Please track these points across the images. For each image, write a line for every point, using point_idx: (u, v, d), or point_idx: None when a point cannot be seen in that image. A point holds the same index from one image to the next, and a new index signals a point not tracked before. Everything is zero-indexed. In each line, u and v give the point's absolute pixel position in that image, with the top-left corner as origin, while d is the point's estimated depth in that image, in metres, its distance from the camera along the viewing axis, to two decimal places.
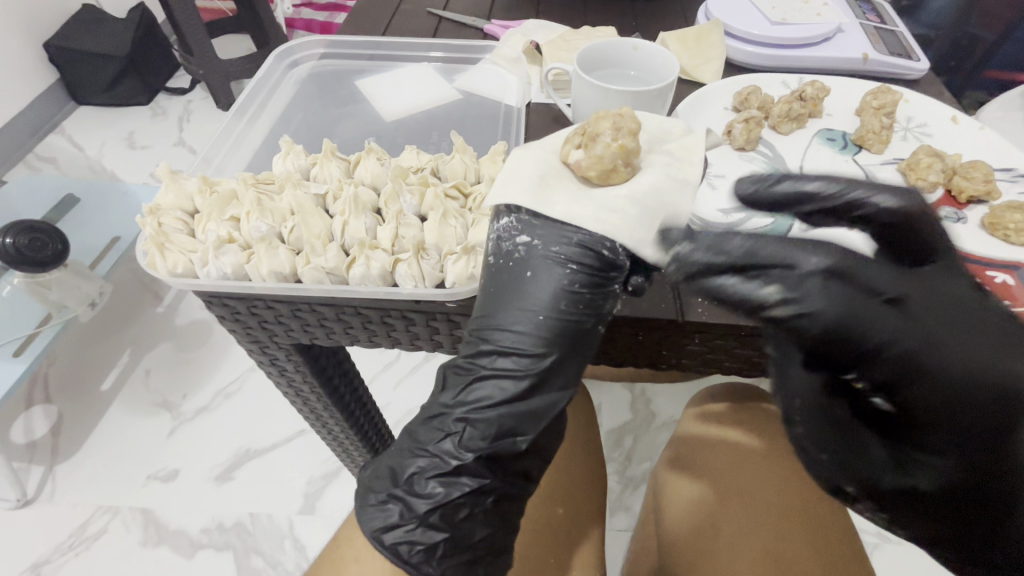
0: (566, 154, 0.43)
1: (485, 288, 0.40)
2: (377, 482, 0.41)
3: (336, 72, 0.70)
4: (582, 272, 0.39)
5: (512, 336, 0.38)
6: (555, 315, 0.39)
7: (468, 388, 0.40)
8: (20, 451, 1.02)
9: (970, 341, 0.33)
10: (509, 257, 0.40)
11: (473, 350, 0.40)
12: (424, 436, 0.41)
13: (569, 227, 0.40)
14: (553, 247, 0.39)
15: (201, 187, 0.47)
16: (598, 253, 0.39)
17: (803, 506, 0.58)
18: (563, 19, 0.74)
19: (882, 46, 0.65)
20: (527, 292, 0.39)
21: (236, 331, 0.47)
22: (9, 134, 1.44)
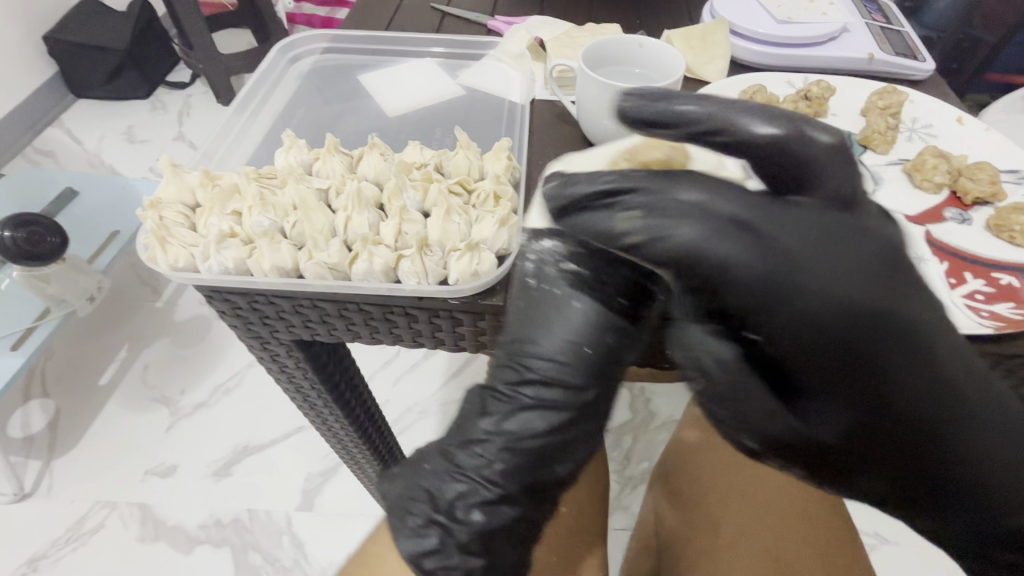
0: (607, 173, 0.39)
1: (527, 316, 0.40)
2: (414, 504, 0.41)
3: (339, 67, 0.69)
4: (628, 306, 0.38)
5: (558, 370, 0.39)
6: (600, 349, 0.38)
7: (510, 417, 0.40)
8: (18, 445, 1.02)
9: (831, 266, 0.32)
10: (552, 286, 0.39)
11: (515, 378, 0.40)
12: (463, 462, 0.40)
13: (617, 258, 0.38)
14: (599, 279, 0.38)
15: (203, 181, 0.46)
16: (645, 288, 0.38)
17: (801, 502, 0.58)
18: (567, 16, 0.73)
19: (887, 46, 0.65)
20: (573, 326, 0.38)
21: (237, 326, 0.46)
22: (7, 126, 1.43)
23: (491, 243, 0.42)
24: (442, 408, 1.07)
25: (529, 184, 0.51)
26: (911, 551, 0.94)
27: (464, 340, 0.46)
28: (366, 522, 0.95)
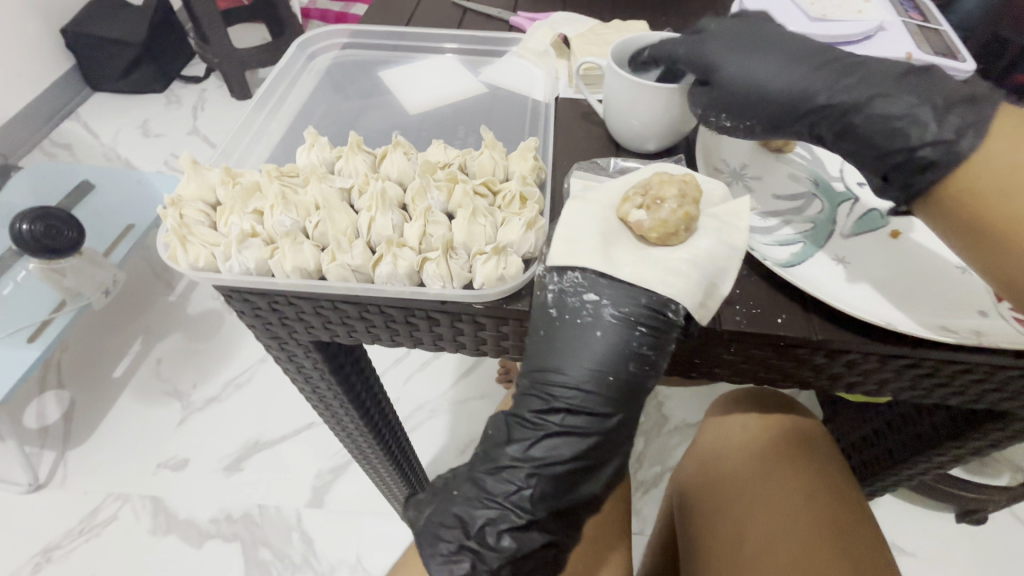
0: (627, 211, 0.41)
1: (552, 345, 0.39)
2: (446, 530, 0.41)
3: (358, 63, 0.68)
4: (653, 335, 0.38)
5: (581, 397, 0.39)
6: (622, 375, 0.39)
7: (537, 445, 0.40)
8: (33, 435, 1.03)
9: None
10: (577, 317, 0.39)
11: (542, 407, 0.40)
12: (491, 488, 0.41)
13: (637, 288, 0.38)
14: (623, 309, 0.38)
15: (223, 178, 0.45)
16: (664, 315, 0.38)
17: (830, 521, 0.56)
18: (591, 13, 0.72)
19: (926, 45, 0.62)
20: (594, 352, 0.39)
21: (255, 326, 0.46)
22: (25, 118, 1.43)
23: (517, 246, 0.41)
24: (453, 407, 1.06)
25: (553, 186, 0.50)
26: (931, 562, 0.92)
27: (486, 345, 0.45)
28: (376, 520, 0.94)
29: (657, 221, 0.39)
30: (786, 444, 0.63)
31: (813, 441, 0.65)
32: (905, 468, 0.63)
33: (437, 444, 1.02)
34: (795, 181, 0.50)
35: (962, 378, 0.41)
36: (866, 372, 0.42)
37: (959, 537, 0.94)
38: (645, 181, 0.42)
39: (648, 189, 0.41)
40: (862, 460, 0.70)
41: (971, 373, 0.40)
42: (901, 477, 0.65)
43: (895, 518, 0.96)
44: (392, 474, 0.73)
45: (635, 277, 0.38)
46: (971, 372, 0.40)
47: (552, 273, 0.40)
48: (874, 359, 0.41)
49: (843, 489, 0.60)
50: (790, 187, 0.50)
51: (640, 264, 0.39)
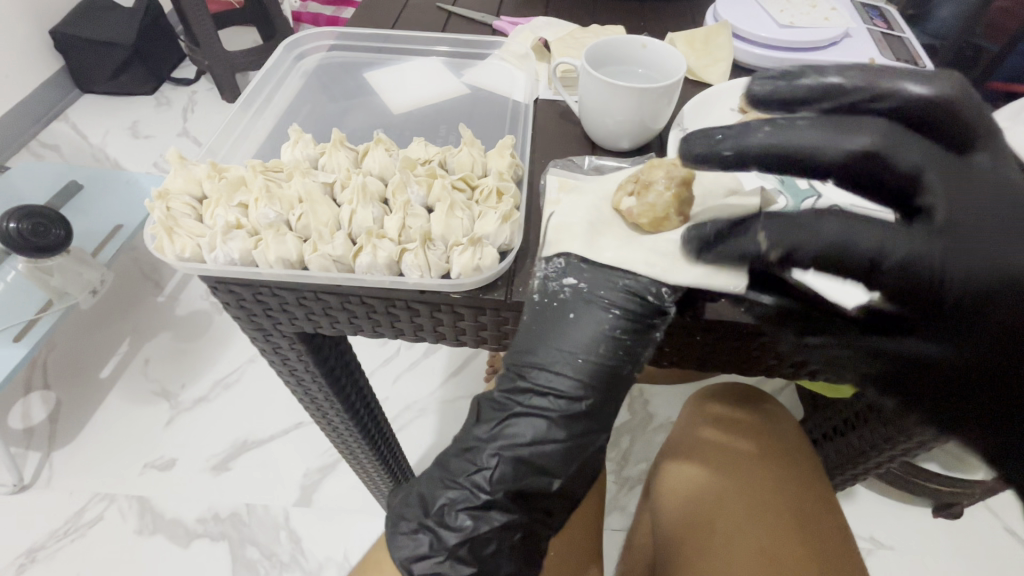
0: (621, 198, 0.44)
1: (529, 324, 0.42)
2: (408, 511, 0.44)
3: (344, 64, 0.70)
4: (625, 316, 0.40)
5: (551, 377, 0.41)
6: (594, 359, 0.41)
7: (505, 422, 0.42)
8: (18, 436, 1.02)
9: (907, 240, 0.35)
10: (556, 298, 0.42)
11: (515, 384, 0.42)
12: (455, 469, 0.42)
13: (616, 273, 0.42)
14: (600, 291, 0.41)
15: (210, 173, 0.47)
16: (642, 298, 0.41)
17: (796, 505, 0.58)
18: (572, 18, 0.74)
19: (889, 51, 0.66)
20: (570, 332, 0.41)
21: (240, 318, 0.47)
22: (13, 120, 1.44)
23: (493, 238, 0.43)
24: (441, 406, 1.07)
25: (531, 182, 0.52)
26: (906, 555, 0.94)
27: (465, 335, 0.47)
28: (365, 520, 0.95)
29: (646, 209, 0.42)
30: (766, 438, 0.65)
31: (793, 441, 0.66)
32: (873, 457, 0.66)
33: (425, 442, 1.03)
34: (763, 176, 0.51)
35: None
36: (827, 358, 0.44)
37: (933, 532, 0.96)
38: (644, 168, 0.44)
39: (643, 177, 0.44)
40: (833, 450, 0.73)
41: None
42: (871, 466, 0.68)
43: (872, 513, 0.98)
44: (377, 469, 0.74)
45: (615, 260, 0.42)
46: None
47: (543, 258, 0.44)
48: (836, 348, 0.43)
49: (815, 486, 0.61)
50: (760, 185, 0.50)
51: (623, 249, 0.42)
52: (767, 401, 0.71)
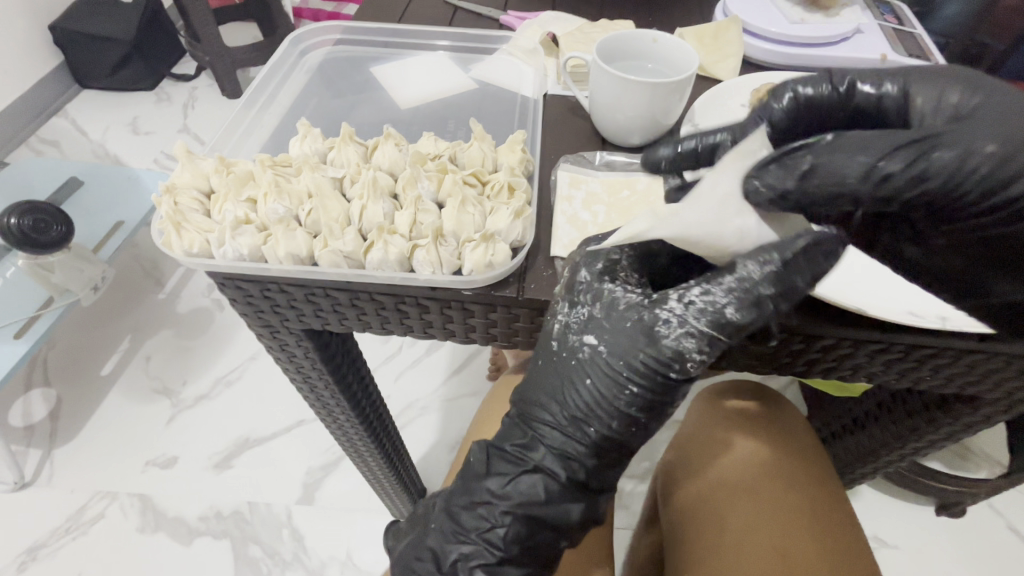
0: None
1: (547, 378, 0.41)
2: (421, 565, 0.43)
3: (350, 58, 0.69)
4: (640, 389, 0.37)
5: (560, 439, 0.40)
6: (605, 429, 0.39)
7: (514, 477, 0.41)
8: (18, 433, 1.02)
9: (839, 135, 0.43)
10: (574, 356, 0.39)
11: (528, 439, 0.41)
12: (466, 523, 0.42)
13: (638, 340, 0.37)
14: (617, 354, 0.37)
15: (217, 167, 0.46)
16: (660, 376, 0.37)
17: (815, 524, 0.56)
18: (580, 12, 0.73)
19: (900, 47, 0.66)
20: (582, 397, 0.39)
21: (247, 315, 0.47)
22: (12, 115, 1.43)
23: (505, 234, 0.42)
24: (445, 404, 1.07)
25: (541, 178, 0.52)
26: (911, 554, 0.94)
27: (475, 332, 0.46)
28: (367, 518, 0.95)
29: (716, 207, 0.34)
30: (786, 453, 0.63)
31: (812, 455, 0.64)
32: (883, 455, 0.65)
33: (428, 440, 1.03)
34: None
35: (930, 362, 0.42)
36: (841, 357, 0.43)
37: (938, 531, 0.96)
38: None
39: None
40: (843, 448, 0.72)
41: (940, 357, 0.42)
42: (881, 465, 0.68)
43: (877, 512, 0.98)
44: (383, 469, 0.74)
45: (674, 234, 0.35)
46: (939, 357, 0.42)
47: (561, 306, 0.40)
48: (850, 345, 0.42)
49: (832, 499, 0.60)
50: None
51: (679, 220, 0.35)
52: (782, 406, 0.69)
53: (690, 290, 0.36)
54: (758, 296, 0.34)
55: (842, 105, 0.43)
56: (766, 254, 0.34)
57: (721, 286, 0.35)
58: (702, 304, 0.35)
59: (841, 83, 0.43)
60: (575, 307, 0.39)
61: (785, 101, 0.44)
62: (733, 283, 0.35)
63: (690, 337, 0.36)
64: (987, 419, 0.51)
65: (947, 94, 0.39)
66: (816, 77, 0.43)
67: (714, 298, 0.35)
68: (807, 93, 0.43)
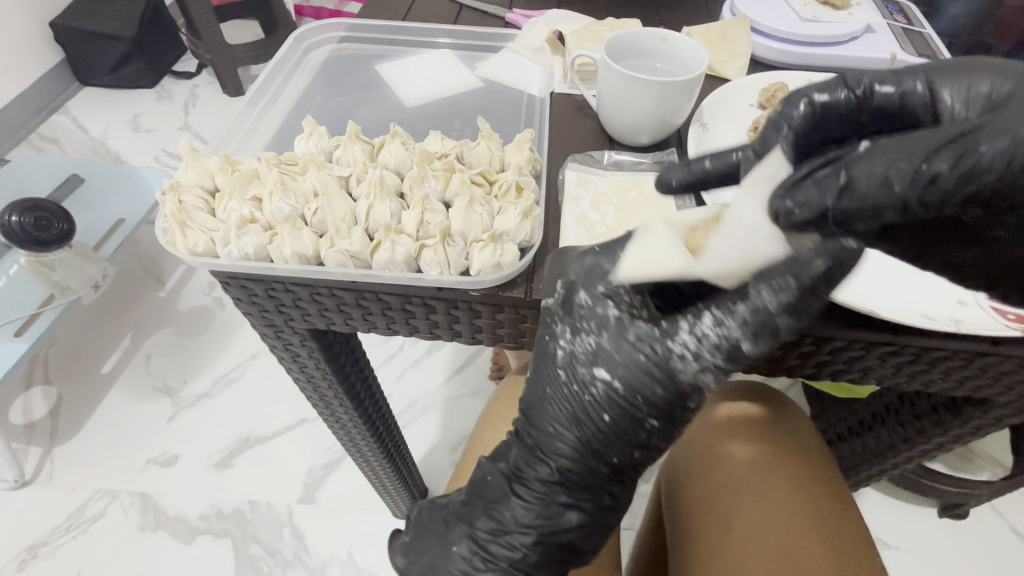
0: (702, 237, 0.33)
1: (557, 411, 0.38)
2: None
3: (355, 56, 0.69)
4: (660, 421, 0.36)
5: (577, 473, 0.39)
6: (625, 461, 0.38)
7: (543, 511, 0.40)
8: (18, 431, 1.01)
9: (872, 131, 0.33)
10: (586, 391, 0.37)
11: (548, 476, 0.39)
12: (496, 552, 0.41)
13: (653, 372, 0.35)
14: (633, 389, 0.35)
15: (222, 165, 0.46)
16: (679, 407, 0.36)
17: (824, 531, 0.55)
18: (586, 11, 0.73)
19: (910, 46, 0.65)
20: (596, 430, 0.37)
21: (252, 314, 0.46)
22: (13, 112, 1.42)
23: (513, 234, 0.42)
24: (446, 404, 1.07)
25: (549, 176, 0.51)
26: (915, 556, 0.93)
27: (482, 333, 0.46)
28: (368, 517, 0.95)
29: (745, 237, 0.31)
30: (790, 455, 0.62)
31: (814, 454, 0.63)
32: (890, 457, 0.65)
33: (430, 440, 1.02)
34: None
35: (942, 364, 0.42)
36: (851, 360, 0.43)
37: (942, 533, 0.96)
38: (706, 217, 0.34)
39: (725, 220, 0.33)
40: (849, 450, 0.72)
41: (954, 360, 0.41)
42: (887, 467, 0.67)
43: (880, 513, 0.98)
44: (386, 471, 0.74)
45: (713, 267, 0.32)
46: (952, 360, 0.41)
47: (568, 332, 0.37)
48: (860, 349, 0.42)
49: (839, 500, 0.59)
50: None
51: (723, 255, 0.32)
52: (787, 410, 0.69)
53: (701, 320, 0.33)
54: (776, 328, 0.32)
55: (860, 109, 0.37)
56: (778, 277, 0.31)
57: (736, 318, 0.32)
58: (716, 337, 0.33)
59: (860, 84, 0.37)
60: (581, 334, 0.37)
61: (803, 108, 0.37)
62: (747, 314, 0.32)
63: (709, 372, 0.34)
64: (997, 421, 0.51)
65: (974, 86, 0.35)
66: (831, 81, 0.37)
67: (729, 332, 0.32)
68: (826, 99, 0.37)
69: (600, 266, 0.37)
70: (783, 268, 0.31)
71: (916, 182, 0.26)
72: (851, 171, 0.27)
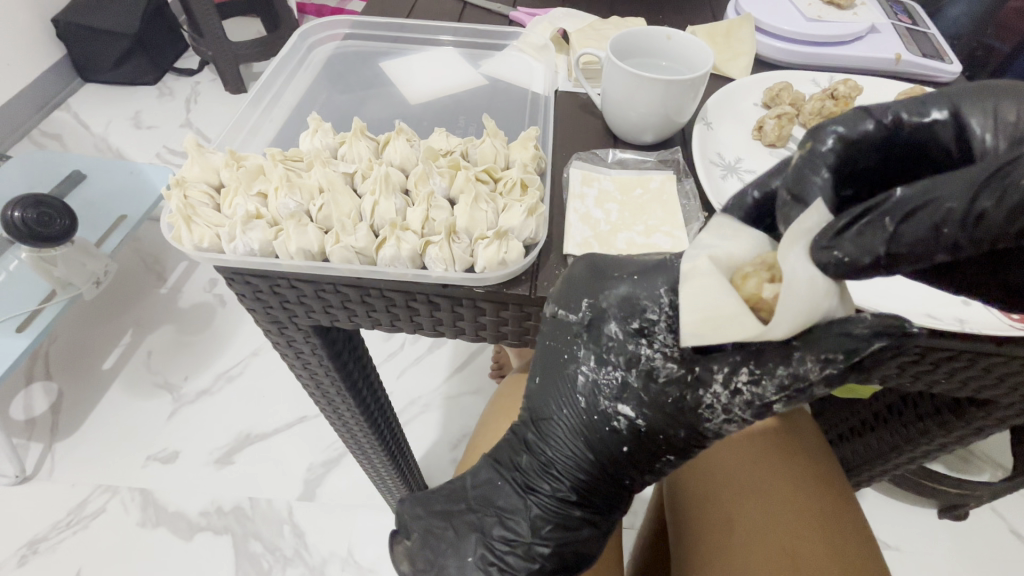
0: (755, 284, 0.29)
1: (576, 435, 0.39)
2: None
3: (360, 53, 0.69)
4: (678, 457, 0.37)
5: (589, 491, 0.41)
6: (635, 482, 0.41)
7: (562, 522, 0.41)
8: (19, 427, 1.01)
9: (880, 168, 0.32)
10: (608, 422, 0.37)
11: (564, 495, 0.41)
12: (515, 562, 0.42)
13: (678, 416, 0.35)
14: (656, 429, 0.36)
15: (227, 161, 0.46)
16: (697, 449, 0.37)
17: (830, 536, 0.55)
18: (589, 9, 0.73)
19: (915, 47, 0.65)
20: (613, 457, 0.38)
21: (256, 310, 0.46)
22: (14, 108, 1.42)
23: (518, 231, 0.42)
24: (446, 402, 1.07)
25: (553, 175, 0.51)
26: (914, 555, 0.94)
27: (485, 330, 0.46)
28: (369, 514, 0.95)
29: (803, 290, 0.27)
30: (790, 454, 0.62)
31: (814, 452, 0.64)
32: (892, 458, 0.65)
33: (430, 438, 1.02)
34: None
35: (946, 364, 0.42)
36: None
37: (941, 533, 0.96)
38: (761, 259, 0.30)
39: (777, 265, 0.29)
40: (851, 449, 0.71)
41: (957, 360, 0.41)
42: (887, 467, 0.68)
43: (879, 513, 0.98)
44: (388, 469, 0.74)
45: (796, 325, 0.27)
46: (955, 360, 0.41)
47: (596, 365, 0.37)
48: None
49: (841, 498, 0.59)
50: None
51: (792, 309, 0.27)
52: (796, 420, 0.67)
53: (737, 374, 0.32)
54: (812, 395, 0.30)
55: (883, 141, 0.33)
56: (828, 351, 0.28)
57: (773, 380, 0.30)
58: (749, 395, 0.32)
59: (881, 116, 0.33)
60: (609, 368, 0.36)
61: (828, 144, 0.31)
62: (785, 378, 0.30)
63: (734, 423, 0.34)
64: (999, 422, 0.51)
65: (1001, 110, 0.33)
66: (854, 113, 0.33)
67: (763, 393, 0.31)
68: (855, 132, 0.32)
69: (636, 299, 0.35)
70: (834, 342, 0.28)
71: (962, 221, 0.25)
72: (899, 216, 0.25)
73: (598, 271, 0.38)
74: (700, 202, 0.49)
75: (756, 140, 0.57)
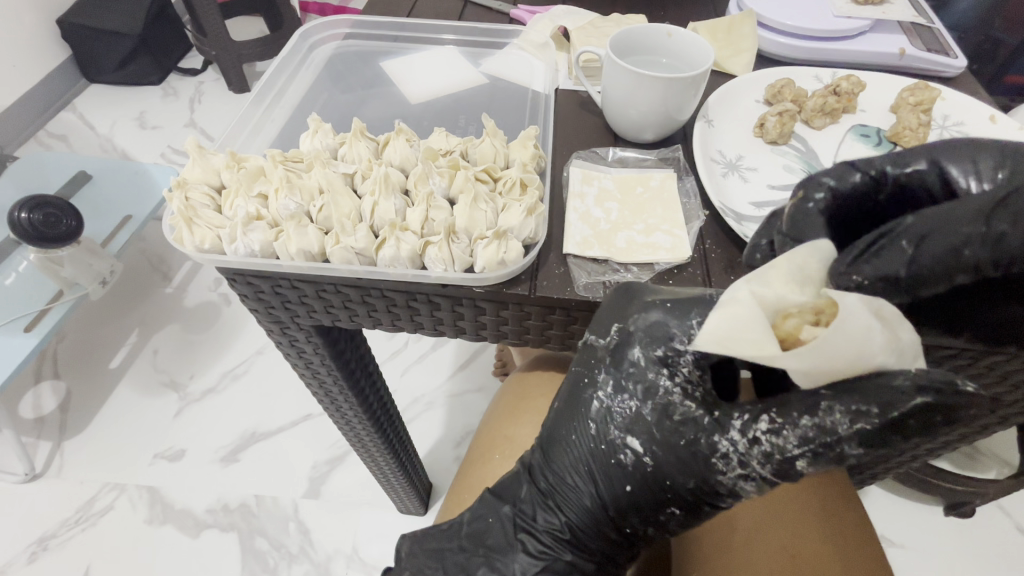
0: (796, 324, 0.27)
1: (582, 466, 0.38)
2: None
3: (362, 52, 0.69)
4: (683, 512, 0.36)
5: (586, 531, 0.40)
6: (637, 532, 0.39)
7: (547, 564, 0.40)
8: (28, 425, 1.03)
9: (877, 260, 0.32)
10: (614, 454, 0.36)
11: (556, 529, 0.40)
12: None
13: (690, 470, 0.34)
14: (663, 472, 0.35)
15: (228, 162, 0.46)
16: (702, 507, 0.35)
17: (832, 538, 0.55)
18: (591, 6, 0.72)
19: (919, 41, 0.64)
20: (618, 496, 0.37)
21: (257, 309, 0.46)
22: (21, 108, 1.43)
23: (518, 231, 0.42)
24: (450, 399, 1.07)
25: (553, 173, 0.51)
26: (919, 553, 0.93)
27: (486, 330, 0.46)
28: (372, 512, 0.95)
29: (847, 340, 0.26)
30: None
31: None
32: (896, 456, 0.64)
33: (434, 436, 1.03)
34: (789, 171, 0.54)
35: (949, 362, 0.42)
36: None
37: (947, 530, 0.95)
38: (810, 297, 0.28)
39: (827, 311, 0.27)
40: None
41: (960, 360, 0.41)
42: (892, 465, 0.67)
43: (883, 511, 0.97)
44: (392, 467, 0.74)
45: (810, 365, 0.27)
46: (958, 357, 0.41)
47: (614, 389, 0.37)
48: None
49: (841, 497, 0.59)
50: (783, 178, 0.53)
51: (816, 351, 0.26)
52: None
53: (757, 423, 0.32)
54: (841, 455, 0.29)
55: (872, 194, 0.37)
56: (862, 403, 0.28)
57: (796, 432, 0.30)
58: (768, 446, 0.31)
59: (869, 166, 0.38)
60: (627, 397, 0.36)
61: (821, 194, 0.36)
62: (810, 429, 0.29)
63: (751, 482, 0.33)
64: (1003, 420, 0.52)
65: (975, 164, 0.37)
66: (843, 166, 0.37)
67: (785, 445, 0.30)
68: (840, 187, 0.37)
69: (667, 328, 0.36)
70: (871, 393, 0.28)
71: None
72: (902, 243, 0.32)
73: (631, 297, 0.39)
74: (700, 201, 0.49)
75: (757, 137, 0.57)
